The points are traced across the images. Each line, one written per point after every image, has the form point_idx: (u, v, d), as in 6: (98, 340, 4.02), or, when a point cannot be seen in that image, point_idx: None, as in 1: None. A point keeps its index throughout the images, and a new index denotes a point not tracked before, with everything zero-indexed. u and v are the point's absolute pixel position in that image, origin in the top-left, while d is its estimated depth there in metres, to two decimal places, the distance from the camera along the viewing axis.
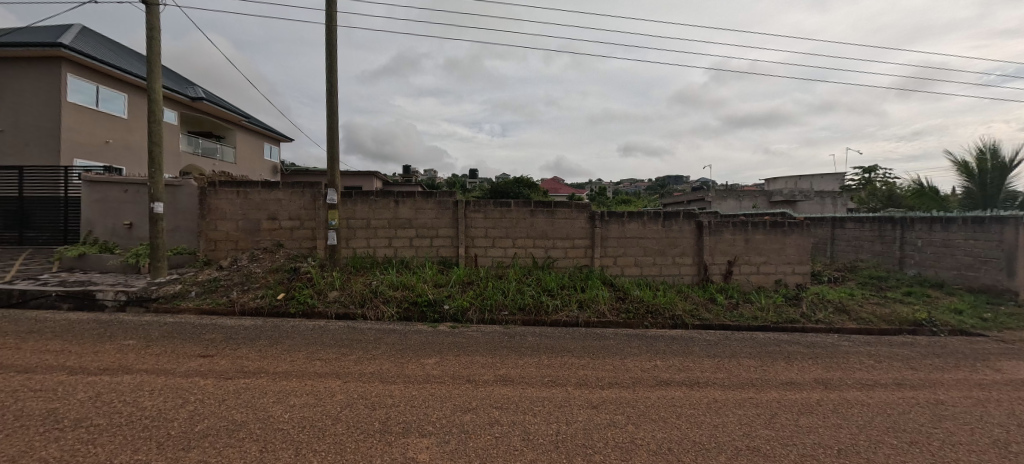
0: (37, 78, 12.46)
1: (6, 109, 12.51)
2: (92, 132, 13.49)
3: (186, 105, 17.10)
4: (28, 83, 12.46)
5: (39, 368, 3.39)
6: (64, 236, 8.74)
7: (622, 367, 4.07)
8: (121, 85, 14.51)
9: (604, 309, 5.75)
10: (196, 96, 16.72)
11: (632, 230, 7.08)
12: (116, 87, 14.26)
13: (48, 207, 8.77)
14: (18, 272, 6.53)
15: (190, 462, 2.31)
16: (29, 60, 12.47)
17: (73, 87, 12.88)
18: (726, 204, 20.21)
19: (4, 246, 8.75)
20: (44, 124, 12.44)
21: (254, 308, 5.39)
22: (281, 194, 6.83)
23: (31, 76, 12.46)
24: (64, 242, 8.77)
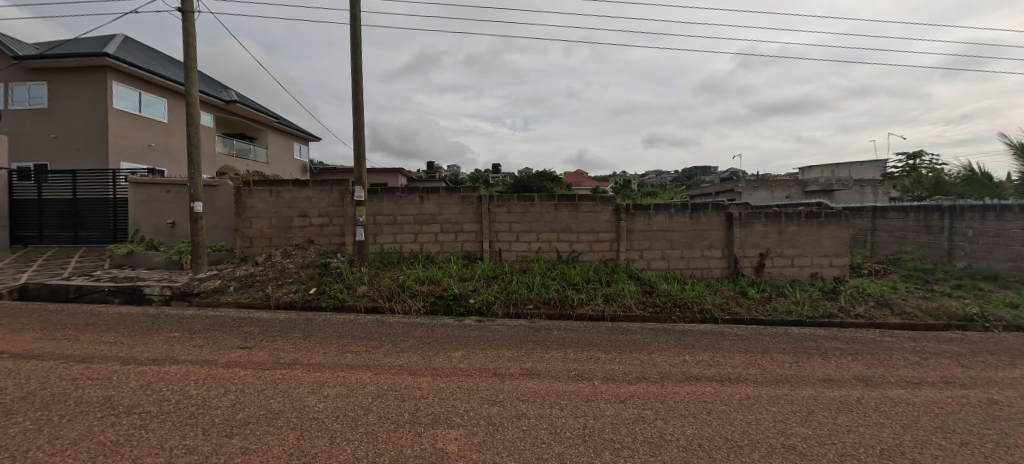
0: (85, 88, 13.27)
1: (58, 117, 13.38)
2: (135, 137, 14.27)
3: (220, 108, 17.86)
4: (77, 92, 13.29)
5: (95, 358, 3.63)
6: (114, 235, 9.35)
7: (650, 362, 4.00)
8: (161, 91, 15.27)
9: (630, 303, 5.67)
10: (229, 100, 17.42)
11: (659, 223, 6.93)
12: (155, 93, 15.02)
13: (99, 208, 9.37)
14: (75, 269, 6.99)
15: (233, 448, 2.43)
16: (77, 70, 13.29)
17: (117, 94, 13.64)
18: (757, 196, 19.72)
19: (62, 245, 9.41)
20: (92, 131, 13.25)
21: (288, 302, 5.60)
22: (310, 192, 7.04)
23: (79, 85, 13.27)
24: (114, 241, 9.36)
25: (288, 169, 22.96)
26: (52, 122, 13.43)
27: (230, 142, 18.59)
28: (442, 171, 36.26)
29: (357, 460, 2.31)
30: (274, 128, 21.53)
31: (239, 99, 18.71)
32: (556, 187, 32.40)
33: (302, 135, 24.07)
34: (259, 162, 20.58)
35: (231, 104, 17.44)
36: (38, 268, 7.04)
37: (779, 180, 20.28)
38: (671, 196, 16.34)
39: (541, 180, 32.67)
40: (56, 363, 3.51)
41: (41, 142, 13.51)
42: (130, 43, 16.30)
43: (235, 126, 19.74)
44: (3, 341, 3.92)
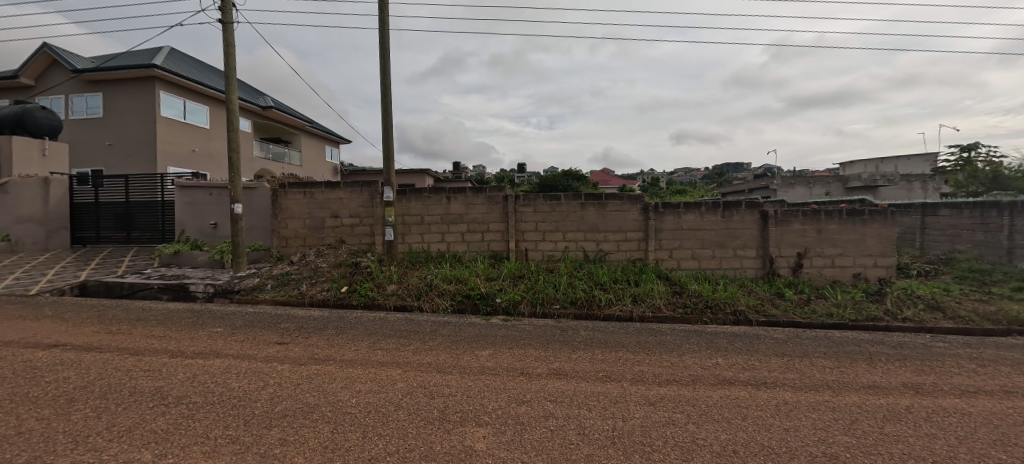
0: (134, 98, 14.17)
1: (111, 126, 14.36)
2: (180, 143, 15.12)
3: (257, 114, 18.72)
4: (128, 102, 14.22)
5: (147, 351, 3.87)
6: (162, 236, 9.93)
7: (681, 364, 3.90)
8: (203, 98, 16.14)
9: (659, 304, 5.55)
10: (266, 106, 18.23)
11: (689, 222, 6.75)
12: (198, 101, 15.90)
13: (148, 210, 9.97)
14: (128, 267, 7.47)
15: (272, 439, 2.52)
16: (128, 81, 14.21)
17: (164, 102, 14.49)
18: (793, 193, 18.86)
19: (116, 245, 10.08)
20: (141, 138, 14.15)
21: (321, 300, 5.80)
22: (342, 193, 7.25)
23: (129, 96, 14.19)
24: (162, 242, 9.94)
25: (320, 172, 23.76)
26: (106, 130, 14.43)
27: (265, 146, 19.42)
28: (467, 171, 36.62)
29: (389, 455, 2.35)
30: (307, 132, 22.41)
31: (275, 105, 19.56)
32: (581, 186, 32.12)
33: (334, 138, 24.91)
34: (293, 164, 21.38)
35: (267, 110, 18.24)
36: (96, 266, 7.56)
37: (817, 176, 19.32)
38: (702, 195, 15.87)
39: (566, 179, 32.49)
40: (112, 354, 3.77)
41: (96, 150, 14.54)
42: (175, 55, 17.32)
43: (270, 131, 20.60)
44: (66, 334, 4.25)
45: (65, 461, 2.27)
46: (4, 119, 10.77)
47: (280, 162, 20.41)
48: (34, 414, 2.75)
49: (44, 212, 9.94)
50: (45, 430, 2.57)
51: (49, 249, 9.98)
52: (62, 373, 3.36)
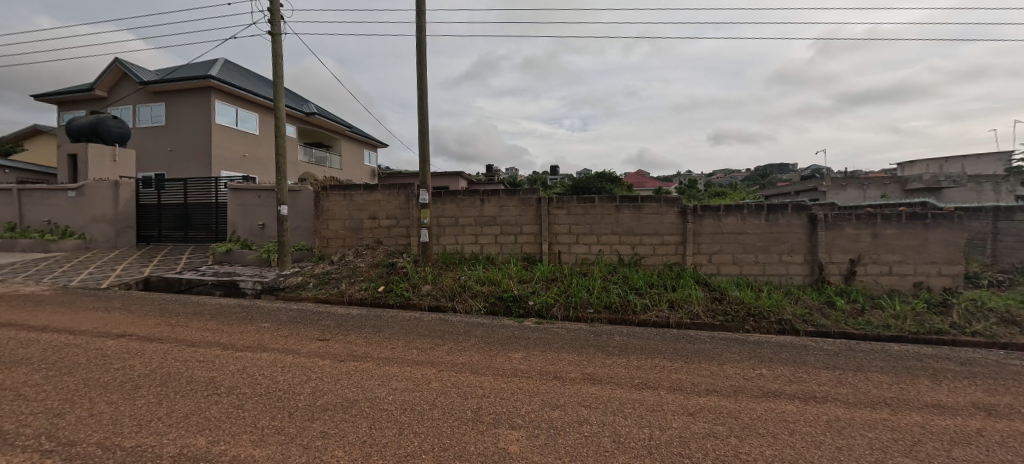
0: (191, 107, 15.27)
1: (171, 133, 15.55)
2: (233, 148, 16.13)
3: (302, 120, 19.69)
4: (186, 111, 15.34)
5: (202, 343, 4.13)
6: (215, 235, 10.61)
7: (722, 374, 3.73)
8: (253, 106, 17.18)
9: (697, 310, 5.35)
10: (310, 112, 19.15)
11: (730, 225, 6.48)
12: (248, 109, 16.94)
13: (203, 211, 10.68)
14: (186, 265, 8.02)
15: (314, 431, 2.62)
16: (185, 92, 15.33)
17: (219, 110, 15.49)
18: (845, 195, 17.78)
19: (175, 243, 10.87)
20: (197, 144, 15.22)
21: (359, 299, 6.00)
22: (380, 196, 7.48)
23: (187, 105, 15.31)
24: (215, 241, 10.62)
25: (359, 175, 24.68)
26: (166, 137, 15.62)
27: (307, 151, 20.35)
28: (499, 173, 36.97)
29: (425, 453, 2.38)
30: (348, 136, 23.36)
31: (318, 111, 20.53)
32: (615, 188, 31.64)
33: (373, 143, 25.83)
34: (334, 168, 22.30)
35: (310, 116, 19.17)
36: (158, 263, 8.17)
37: (871, 177, 18.09)
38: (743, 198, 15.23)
39: (598, 180, 32.18)
40: (172, 345, 4.05)
41: (158, 156, 15.77)
42: (228, 66, 18.56)
43: (312, 136, 21.62)
44: (132, 325, 4.61)
45: (131, 442, 2.45)
46: (82, 129, 11.83)
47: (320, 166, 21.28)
48: (105, 398, 2.99)
49: (115, 213, 10.73)
50: (114, 413, 2.79)
51: (118, 247, 10.73)
52: (129, 361, 3.65)
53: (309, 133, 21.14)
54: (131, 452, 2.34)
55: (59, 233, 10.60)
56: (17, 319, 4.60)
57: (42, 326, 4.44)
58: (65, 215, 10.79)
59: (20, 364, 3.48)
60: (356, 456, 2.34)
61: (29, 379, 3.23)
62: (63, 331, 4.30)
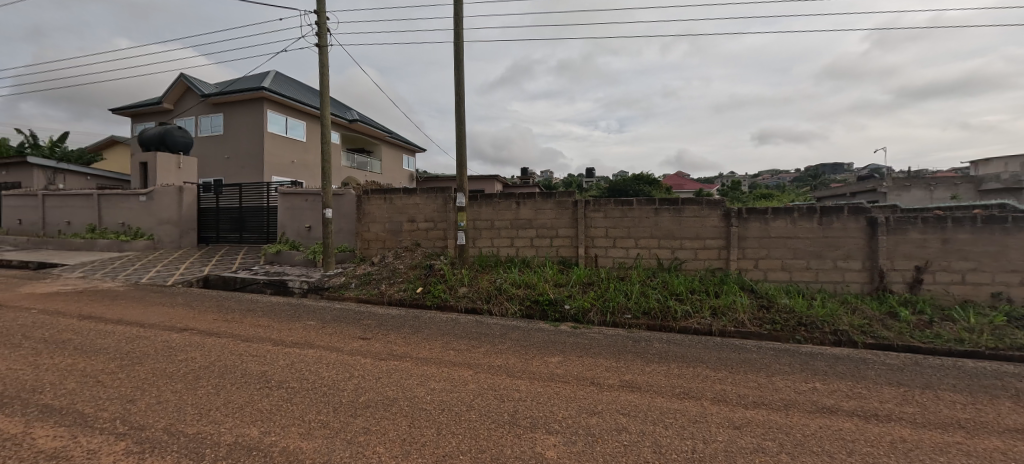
0: (245, 117, 16.36)
1: (227, 142, 16.73)
2: (282, 155, 17.10)
3: (346, 127, 20.59)
4: (240, 121, 16.45)
5: (255, 338, 4.38)
6: (265, 237, 11.26)
7: (771, 386, 3.52)
8: (300, 115, 18.16)
9: (742, 318, 5.10)
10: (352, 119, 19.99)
11: (778, 229, 6.15)
12: (296, 117, 17.93)
13: (255, 214, 11.37)
14: (240, 264, 8.57)
15: (357, 427, 2.71)
16: (240, 103, 16.45)
17: (271, 119, 16.49)
18: (909, 196, 16.48)
19: (230, 244, 11.66)
20: (250, 151, 16.27)
21: (398, 299, 6.17)
22: (418, 199, 7.69)
23: (242, 115, 16.42)
24: (265, 242, 11.29)
25: (398, 179, 25.48)
26: (222, 146, 16.81)
27: (351, 157, 21.20)
28: (533, 176, 36.99)
29: (462, 454, 2.40)
30: (387, 142, 24.18)
31: (360, 118, 21.40)
32: (654, 191, 30.84)
33: (411, 148, 26.59)
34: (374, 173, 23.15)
35: (353, 123, 20.01)
36: (216, 262, 8.78)
37: (940, 177, 16.65)
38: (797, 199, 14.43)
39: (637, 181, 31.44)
40: (228, 340, 4.33)
41: (215, 163, 17.01)
42: (280, 78, 19.76)
43: (354, 142, 22.55)
44: (193, 320, 4.97)
45: (192, 430, 2.63)
46: (151, 139, 12.97)
47: (362, 170, 22.10)
48: (170, 387, 3.23)
49: (179, 216, 11.61)
50: (178, 401, 3.01)
51: (182, 247, 11.60)
52: (191, 353, 3.93)
53: (352, 139, 22.07)
54: (193, 438, 2.51)
55: (132, 234, 11.62)
56: (96, 312, 5.09)
57: (117, 318, 4.89)
58: (135, 218, 11.79)
59: (100, 353, 3.83)
60: (397, 453, 2.39)
61: (107, 367, 3.55)
62: (134, 324, 4.70)
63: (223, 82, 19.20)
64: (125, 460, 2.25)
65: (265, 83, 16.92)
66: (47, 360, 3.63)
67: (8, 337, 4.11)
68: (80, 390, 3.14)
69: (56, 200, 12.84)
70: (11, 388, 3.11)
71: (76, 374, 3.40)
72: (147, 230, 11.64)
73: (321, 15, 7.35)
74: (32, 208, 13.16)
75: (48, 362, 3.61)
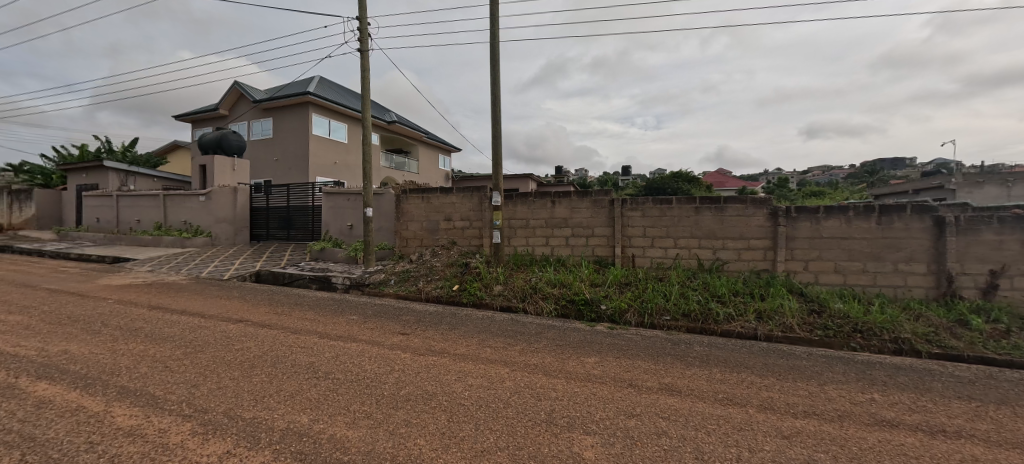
0: (291, 121, 17.25)
1: (275, 144, 17.71)
2: (325, 156, 17.84)
3: (384, 128, 21.24)
4: (287, 124, 17.37)
5: (303, 331, 4.62)
6: (310, 234, 11.84)
7: (822, 395, 3.34)
8: (342, 117, 18.92)
9: (791, 323, 4.86)
10: (390, 120, 20.59)
11: (831, 229, 5.80)
12: (338, 120, 18.69)
13: (300, 213, 11.95)
14: (288, 260, 9.06)
15: (399, 419, 2.81)
16: (286, 107, 17.35)
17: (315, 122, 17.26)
18: (982, 193, 15.10)
19: (278, 241, 12.34)
20: (295, 153, 17.14)
21: (435, 296, 6.32)
22: (455, 198, 7.83)
23: (288, 119, 17.32)
24: (310, 239, 11.87)
25: (434, 179, 26.02)
26: (270, 148, 17.83)
27: (389, 157, 21.85)
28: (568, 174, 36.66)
29: (500, 450, 2.44)
30: (423, 142, 24.73)
31: (397, 119, 22.01)
32: (693, 189, 29.78)
33: (447, 148, 27.03)
34: (411, 173, 23.75)
35: (391, 124, 20.62)
36: (265, 258, 9.33)
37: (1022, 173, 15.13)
38: (857, 198, 13.66)
39: (676, 180, 30.50)
40: (279, 331, 4.60)
41: (264, 164, 18.05)
42: (323, 83, 20.69)
43: (391, 143, 23.23)
44: (246, 312, 5.30)
45: (249, 414, 2.82)
46: (208, 143, 13.96)
47: (399, 170, 22.71)
48: (228, 374, 3.47)
49: (233, 214, 12.42)
50: (236, 387, 3.23)
51: (236, 243, 12.40)
52: (246, 343, 4.21)
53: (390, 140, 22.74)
54: (249, 422, 2.69)
55: (192, 231, 12.55)
56: (164, 303, 5.56)
57: (180, 309, 5.32)
58: (194, 217, 12.71)
59: (167, 341, 4.18)
60: (436, 446, 2.46)
61: (174, 354, 3.86)
62: (196, 314, 5.09)
63: (272, 89, 20.34)
64: (192, 440, 2.44)
65: (309, 88, 17.81)
66: (124, 346, 4.00)
67: (90, 323, 4.56)
68: (152, 374, 3.44)
69: (127, 200, 14.07)
70: (94, 369, 3.46)
71: (148, 359, 3.72)
72: (205, 227, 12.52)
73: (363, 21, 7.61)
74: (106, 207, 14.51)
75: (124, 347, 3.97)
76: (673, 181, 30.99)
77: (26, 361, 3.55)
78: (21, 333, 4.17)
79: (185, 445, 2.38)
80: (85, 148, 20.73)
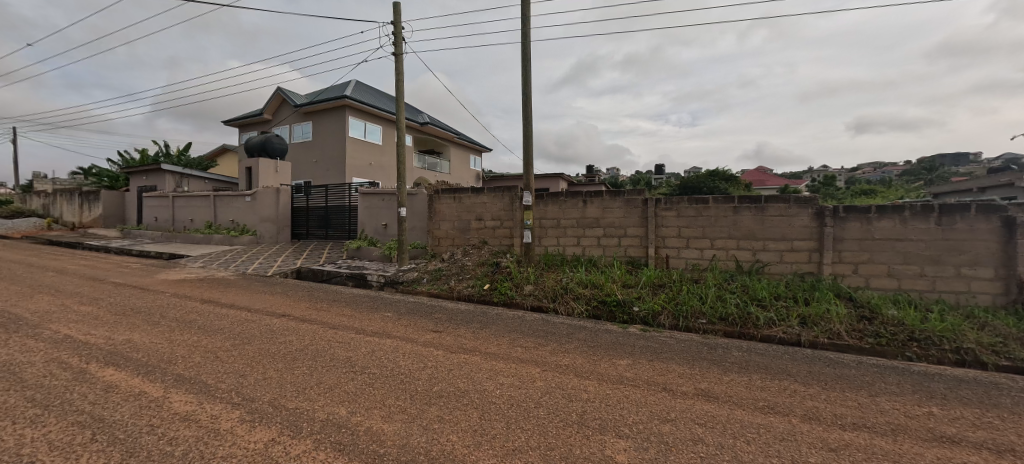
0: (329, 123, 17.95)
1: (314, 147, 18.49)
2: (360, 157, 18.43)
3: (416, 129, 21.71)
4: (325, 127, 18.09)
5: (341, 327, 4.80)
6: (346, 234, 12.28)
7: (874, 407, 3.14)
8: (377, 119, 19.48)
9: (838, 329, 4.61)
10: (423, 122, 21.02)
11: (884, 230, 5.45)
12: (373, 122, 19.27)
13: (338, 212, 12.41)
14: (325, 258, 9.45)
15: (432, 415, 2.87)
16: (325, 111, 18.08)
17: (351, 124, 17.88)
18: None
19: (317, 239, 12.88)
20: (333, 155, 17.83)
21: (466, 295, 6.42)
22: (486, 198, 7.91)
23: (326, 122, 18.03)
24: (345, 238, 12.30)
25: (466, 179, 26.33)
26: (310, 151, 18.65)
27: (422, 157, 22.32)
28: (598, 173, 36.11)
29: (531, 450, 2.45)
30: (455, 143, 25.07)
31: (429, 121, 22.44)
32: (731, 188, 28.63)
33: (478, 148, 27.28)
34: (443, 173, 24.14)
35: (423, 125, 21.05)
36: (306, 256, 9.77)
37: None
38: (920, 197, 12.69)
39: (712, 180, 29.40)
40: (318, 326, 4.80)
41: (303, 166, 18.90)
42: (360, 86, 21.42)
43: (423, 144, 23.71)
44: (288, 307, 5.58)
45: (292, 404, 2.96)
46: (253, 146, 14.75)
47: (430, 170, 23.15)
48: (273, 366, 3.66)
49: (275, 214, 13.07)
50: (279, 378, 3.41)
51: (278, 242, 13.06)
52: (289, 336, 4.43)
53: (422, 141, 23.24)
54: (292, 412, 2.83)
55: (238, 229, 13.32)
56: (214, 297, 5.93)
57: (229, 302, 5.67)
58: (239, 216, 13.47)
59: (218, 333, 4.46)
60: (469, 443, 2.50)
61: (223, 345, 4.11)
62: (244, 308, 5.40)
63: (312, 94, 21.26)
64: (241, 427, 2.60)
65: (346, 92, 18.48)
66: (179, 336, 4.30)
67: (150, 315, 4.94)
68: (205, 363, 3.68)
69: (180, 201, 15.10)
70: (154, 357, 3.74)
71: (201, 349, 3.98)
72: (250, 226, 13.24)
73: (397, 26, 7.81)
74: (162, 207, 15.63)
75: (179, 338, 4.27)
76: (708, 180, 29.91)
77: (96, 349, 3.88)
78: (93, 322, 4.58)
79: (234, 432, 2.54)
80: (144, 152, 22.44)
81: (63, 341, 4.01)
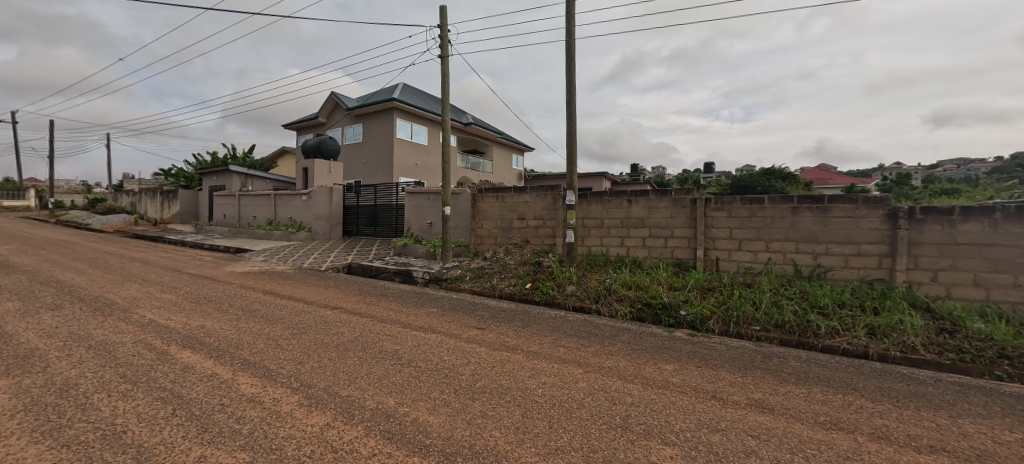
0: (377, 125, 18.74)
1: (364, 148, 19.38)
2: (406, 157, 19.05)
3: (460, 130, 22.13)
4: (374, 129, 18.92)
5: (390, 321, 5.02)
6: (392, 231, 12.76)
7: (954, 430, 2.85)
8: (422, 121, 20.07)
9: (912, 343, 4.22)
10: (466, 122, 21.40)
11: (969, 234, 4.91)
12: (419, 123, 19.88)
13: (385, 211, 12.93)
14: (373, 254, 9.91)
15: (477, 410, 2.94)
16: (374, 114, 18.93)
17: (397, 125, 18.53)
18: None
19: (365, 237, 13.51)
20: (381, 155, 18.60)
21: (508, 293, 6.50)
22: (528, 197, 7.95)
23: (375, 124, 18.85)
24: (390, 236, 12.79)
25: (507, 178, 26.46)
26: (359, 152, 19.58)
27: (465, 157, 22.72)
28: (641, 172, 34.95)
29: (575, 451, 2.45)
30: (497, 143, 25.28)
31: (472, 121, 22.81)
32: (788, 187, 26.76)
33: (520, 148, 27.32)
34: (485, 172, 24.41)
35: (466, 125, 21.43)
36: (354, 252, 10.28)
37: None
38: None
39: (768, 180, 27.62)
40: (368, 319, 5.05)
41: (353, 167, 19.88)
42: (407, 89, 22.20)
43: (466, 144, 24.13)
44: (341, 300, 5.92)
45: (345, 392, 3.15)
46: (308, 148, 15.72)
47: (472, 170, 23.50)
48: (328, 355, 3.90)
49: (327, 212, 13.84)
50: (333, 367, 3.62)
51: (330, 238, 13.82)
52: (341, 328, 4.69)
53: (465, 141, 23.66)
54: (345, 400, 3.00)
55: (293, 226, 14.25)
56: (274, 289, 6.39)
57: (287, 294, 6.09)
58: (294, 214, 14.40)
59: (279, 322, 4.81)
60: (512, 440, 2.55)
61: (283, 334, 4.43)
62: (301, 300, 5.79)
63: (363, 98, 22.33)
64: (300, 411, 2.79)
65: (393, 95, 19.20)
66: (245, 324, 4.69)
67: (220, 303, 5.42)
68: (268, 349, 4.00)
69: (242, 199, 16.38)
70: (224, 342, 4.10)
71: (264, 337, 4.32)
72: (303, 223, 14.11)
73: (443, 28, 8.03)
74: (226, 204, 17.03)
75: (245, 325, 4.65)
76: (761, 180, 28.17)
77: (175, 332, 4.31)
78: (173, 308, 5.10)
79: (294, 415, 2.73)
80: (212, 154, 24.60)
81: (149, 324, 4.51)
